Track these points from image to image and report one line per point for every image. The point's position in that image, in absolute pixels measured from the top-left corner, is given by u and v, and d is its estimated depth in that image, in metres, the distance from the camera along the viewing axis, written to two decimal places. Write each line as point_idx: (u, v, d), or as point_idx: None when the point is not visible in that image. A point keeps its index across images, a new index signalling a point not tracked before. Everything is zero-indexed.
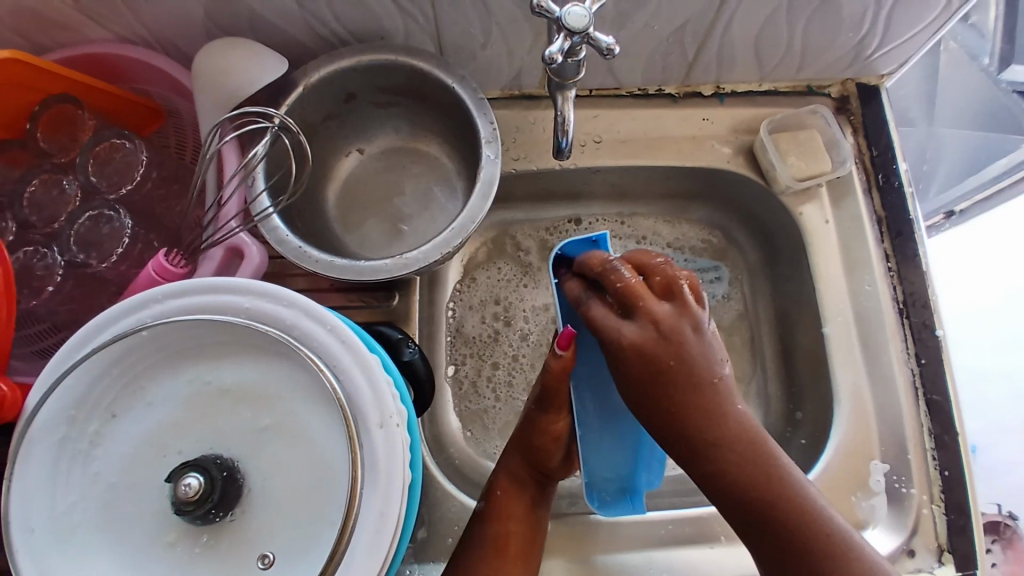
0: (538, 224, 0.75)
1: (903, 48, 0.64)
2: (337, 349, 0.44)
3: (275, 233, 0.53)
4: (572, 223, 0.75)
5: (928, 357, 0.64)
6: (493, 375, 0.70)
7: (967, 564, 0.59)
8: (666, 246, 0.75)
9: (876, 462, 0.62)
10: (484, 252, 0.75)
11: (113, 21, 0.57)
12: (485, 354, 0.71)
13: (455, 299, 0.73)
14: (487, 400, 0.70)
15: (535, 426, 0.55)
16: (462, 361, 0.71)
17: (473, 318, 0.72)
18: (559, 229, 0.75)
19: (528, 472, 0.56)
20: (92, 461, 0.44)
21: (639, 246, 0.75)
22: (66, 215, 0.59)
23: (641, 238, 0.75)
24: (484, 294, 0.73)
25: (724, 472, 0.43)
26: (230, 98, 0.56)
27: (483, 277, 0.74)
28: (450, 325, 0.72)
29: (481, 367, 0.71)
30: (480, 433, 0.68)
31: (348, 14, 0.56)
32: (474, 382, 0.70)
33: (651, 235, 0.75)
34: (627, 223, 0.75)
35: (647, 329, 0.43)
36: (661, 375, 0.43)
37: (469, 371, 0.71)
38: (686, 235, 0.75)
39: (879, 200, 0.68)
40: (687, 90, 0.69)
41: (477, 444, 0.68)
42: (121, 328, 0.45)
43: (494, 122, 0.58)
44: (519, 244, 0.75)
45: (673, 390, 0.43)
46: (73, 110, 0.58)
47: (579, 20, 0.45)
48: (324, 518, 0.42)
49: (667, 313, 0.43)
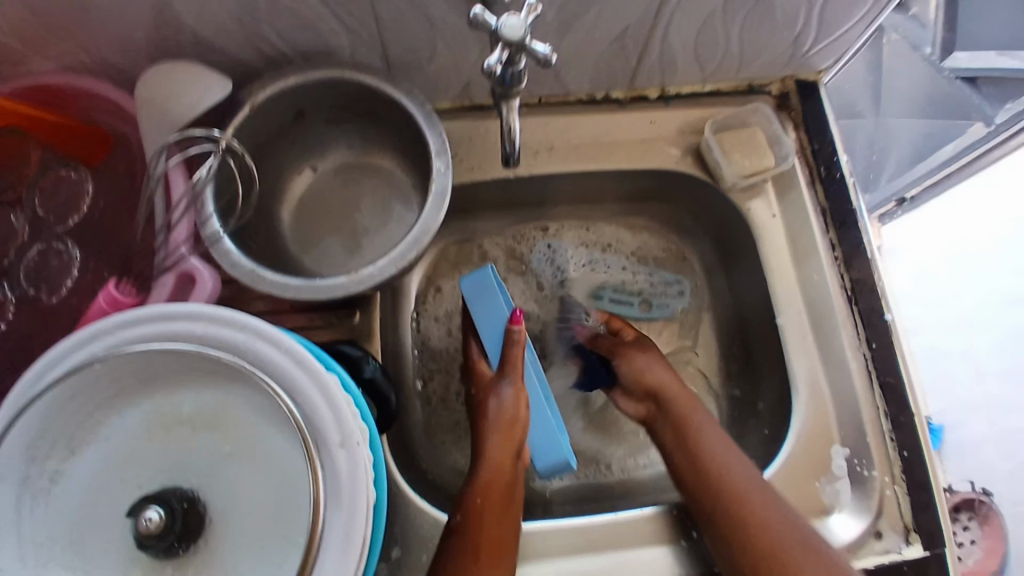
0: (505, 234, 0.77)
1: (837, 43, 0.66)
2: (294, 370, 0.44)
3: (227, 256, 0.53)
4: (539, 231, 0.77)
5: (879, 341, 0.65)
6: (461, 387, 0.72)
7: (933, 540, 0.60)
8: (630, 254, 0.78)
9: (836, 446, 0.64)
10: (449, 265, 0.76)
11: (57, 50, 0.57)
12: (453, 365, 0.72)
13: (420, 311, 0.73)
14: (456, 411, 0.71)
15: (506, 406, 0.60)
16: (429, 374, 0.72)
17: (439, 330, 0.73)
18: (527, 237, 0.77)
19: (508, 457, 0.58)
20: (53, 501, 0.43)
21: (604, 253, 0.78)
22: (15, 250, 0.59)
23: (607, 245, 0.78)
24: (452, 311, 0.74)
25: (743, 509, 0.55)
26: (177, 124, 0.56)
27: (449, 288, 0.75)
28: (417, 338, 0.72)
29: (449, 379, 0.72)
30: (452, 442, 0.70)
31: (291, 33, 0.57)
32: (443, 395, 0.71)
33: (615, 242, 0.78)
34: (592, 230, 0.78)
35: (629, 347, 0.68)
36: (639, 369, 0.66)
37: (437, 385, 0.72)
38: (648, 245, 0.78)
39: (824, 192, 0.70)
40: (633, 94, 0.70)
41: (448, 453, 0.69)
42: (73, 361, 0.44)
43: (444, 135, 0.58)
44: (487, 253, 0.77)
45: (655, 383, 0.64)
46: (19, 142, 0.58)
47: (515, 32, 0.46)
48: (289, 541, 0.42)
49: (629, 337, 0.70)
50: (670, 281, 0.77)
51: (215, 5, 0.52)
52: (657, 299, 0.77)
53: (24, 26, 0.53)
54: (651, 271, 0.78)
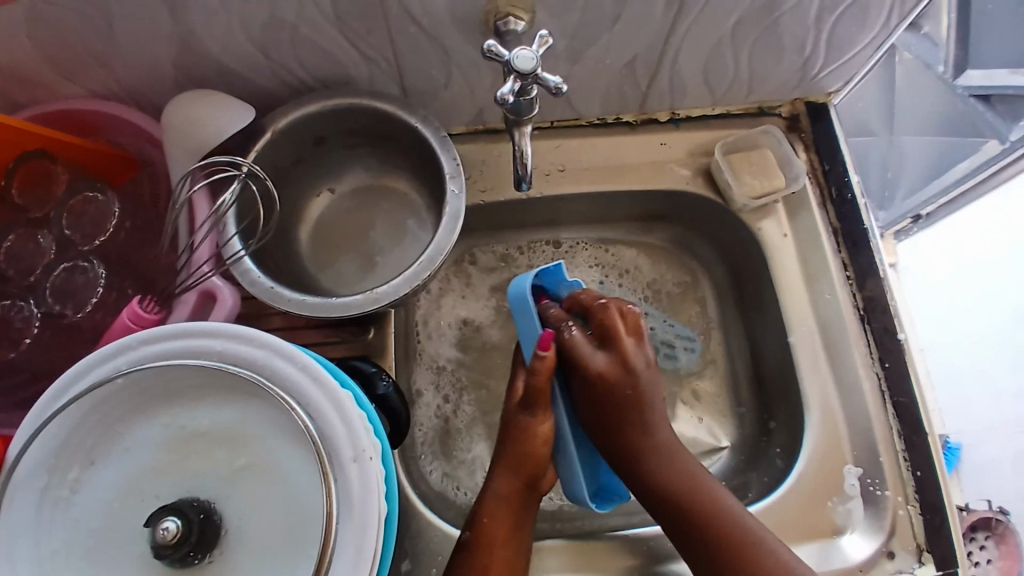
0: (504, 243, 0.77)
1: (846, 67, 0.67)
2: (309, 386, 0.45)
3: (248, 275, 0.55)
4: (551, 245, 0.77)
5: (892, 361, 0.66)
6: (461, 400, 0.72)
7: (946, 562, 0.60)
8: (645, 284, 0.77)
9: (849, 466, 0.63)
10: (463, 287, 0.76)
11: (88, 77, 0.59)
12: (454, 377, 0.72)
13: (422, 323, 0.74)
14: (458, 425, 0.71)
15: (522, 435, 0.56)
16: (433, 387, 0.72)
17: (439, 342, 0.73)
18: (538, 250, 0.77)
19: (517, 488, 0.56)
20: (73, 508, 0.45)
21: (621, 278, 0.77)
22: (43, 267, 0.61)
23: (621, 270, 0.77)
24: (461, 331, 0.74)
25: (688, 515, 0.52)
26: (200, 148, 0.58)
27: (449, 300, 0.75)
28: (419, 350, 0.72)
29: (451, 392, 0.72)
30: (454, 457, 0.69)
31: (313, 62, 0.59)
32: (445, 408, 0.71)
33: (633, 268, 0.77)
34: (610, 251, 0.78)
35: (615, 361, 0.54)
36: (617, 395, 0.53)
37: (439, 398, 0.71)
38: (664, 277, 0.77)
39: (834, 212, 0.70)
40: (644, 117, 0.72)
41: (450, 469, 0.69)
42: (97, 375, 0.46)
43: (457, 158, 0.60)
44: (487, 265, 0.77)
45: (629, 415, 0.53)
46: (47, 164, 0.60)
47: (526, 63, 0.48)
48: (301, 553, 0.43)
49: (626, 348, 0.54)
50: (686, 335, 0.75)
51: (240, 35, 0.54)
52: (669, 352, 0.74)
53: (58, 55, 0.56)
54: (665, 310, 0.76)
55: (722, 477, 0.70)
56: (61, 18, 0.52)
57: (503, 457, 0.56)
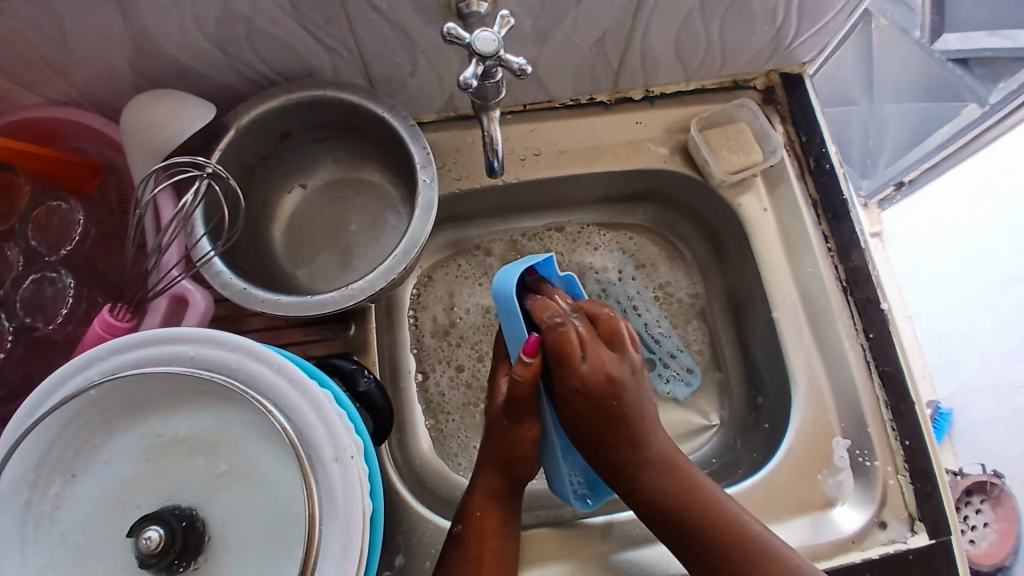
0: (508, 233, 0.76)
1: (819, 35, 0.66)
2: (286, 388, 0.45)
3: (220, 277, 0.54)
4: (555, 232, 0.77)
5: (876, 331, 0.65)
6: (458, 377, 0.72)
7: (939, 529, 0.60)
8: (657, 285, 0.77)
9: (837, 438, 0.63)
10: (482, 277, 0.76)
11: (45, 84, 0.58)
12: (449, 356, 0.72)
13: (416, 307, 0.74)
14: (448, 405, 0.71)
15: (506, 438, 0.54)
16: (431, 369, 0.72)
17: (430, 325, 0.73)
18: (540, 237, 0.77)
19: (502, 485, 0.55)
20: (57, 523, 0.44)
21: (636, 270, 0.77)
22: (10, 281, 0.59)
23: (640, 264, 0.77)
24: (475, 322, 0.74)
25: (671, 514, 0.52)
26: (163, 151, 0.57)
27: (441, 277, 0.75)
28: (412, 333, 0.73)
29: (447, 370, 0.72)
30: (447, 433, 0.70)
31: (274, 56, 0.57)
32: (443, 388, 0.71)
33: (650, 265, 0.77)
34: (634, 239, 0.78)
35: (595, 372, 0.50)
36: (603, 413, 0.50)
37: (440, 379, 0.72)
38: (677, 283, 0.77)
39: (813, 183, 0.70)
40: (618, 96, 0.71)
41: (443, 447, 0.69)
42: (69, 388, 0.45)
43: (428, 147, 0.59)
44: (484, 250, 0.76)
45: (619, 433, 0.51)
46: (10, 176, 0.59)
47: (488, 45, 0.46)
48: (287, 555, 0.43)
49: (605, 357, 0.51)
50: (686, 365, 0.74)
51: (196, 32, 0.53)
52: (667, 379, 0.73)
53: (12, 64, 0.54)
54: (665, 315, 0.76)
55: (714, 454, 0.70)
56: (10, 25, 0.50)
57: (487, 454, 0.56)
